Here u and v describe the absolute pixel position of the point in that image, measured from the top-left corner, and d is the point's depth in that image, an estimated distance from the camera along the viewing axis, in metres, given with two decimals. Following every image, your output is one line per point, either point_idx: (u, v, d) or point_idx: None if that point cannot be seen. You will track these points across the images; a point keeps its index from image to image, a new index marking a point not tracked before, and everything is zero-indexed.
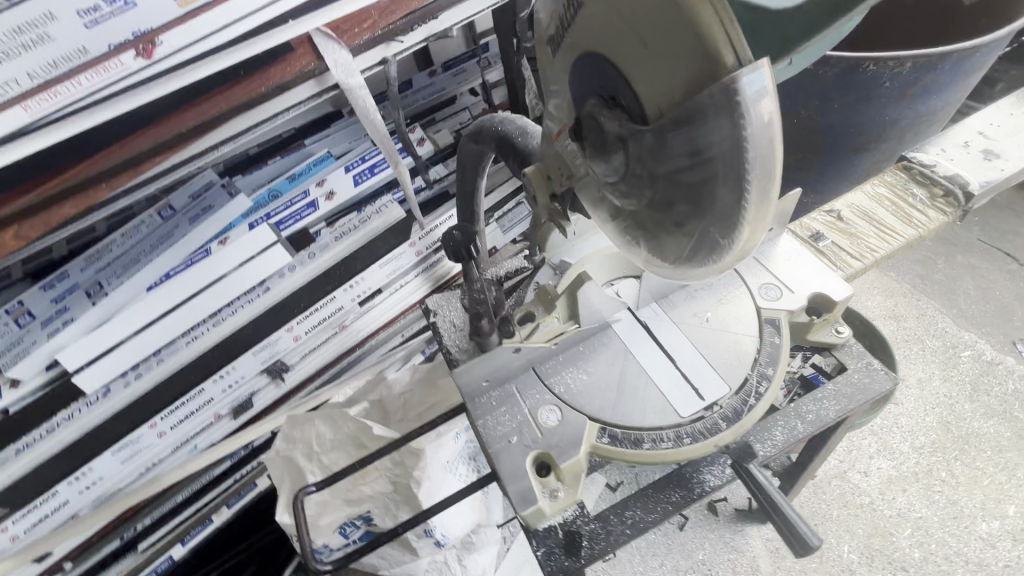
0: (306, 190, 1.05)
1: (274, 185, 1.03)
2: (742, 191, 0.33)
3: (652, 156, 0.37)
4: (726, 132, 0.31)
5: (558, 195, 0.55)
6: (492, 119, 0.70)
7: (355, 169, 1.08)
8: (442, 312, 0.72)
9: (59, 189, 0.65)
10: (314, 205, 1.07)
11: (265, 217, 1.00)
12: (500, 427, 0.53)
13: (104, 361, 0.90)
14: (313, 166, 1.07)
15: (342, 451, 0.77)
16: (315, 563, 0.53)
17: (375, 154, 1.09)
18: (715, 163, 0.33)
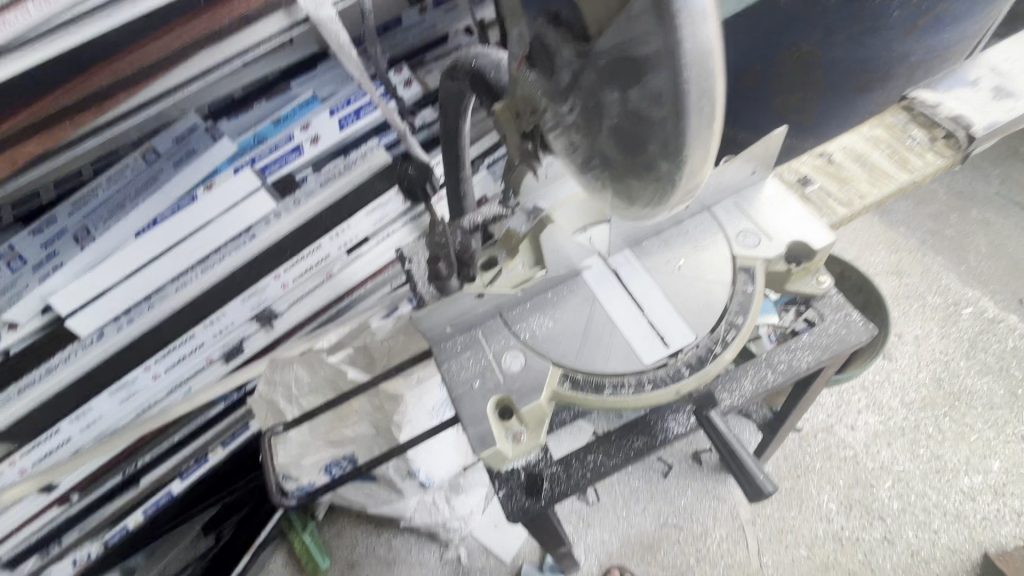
0: (290, 134, 1.01)
1: (259, 130, 0.99)
2: (682, 127, 0.29)
3: (599, 83, 0.33)
4: (662, 64, 0.27)
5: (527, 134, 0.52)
6: (469, 53, 0.65)
7: (340, 112, 1.04)
8: (417, 258, 0.71)
9: (19, 126, 0.63)
10: (299, 150, 1.04)
11: (251, 162, 0.98)
12: (463, 371, 0.53)
13: (95, 305, 0.91)
14: (299, 109, 1.02)
15: (321, 394, 0.78)
16: (280, 497, 0.56)
17: (361, 96, 1.04)
18: (653, 98, 0.29)
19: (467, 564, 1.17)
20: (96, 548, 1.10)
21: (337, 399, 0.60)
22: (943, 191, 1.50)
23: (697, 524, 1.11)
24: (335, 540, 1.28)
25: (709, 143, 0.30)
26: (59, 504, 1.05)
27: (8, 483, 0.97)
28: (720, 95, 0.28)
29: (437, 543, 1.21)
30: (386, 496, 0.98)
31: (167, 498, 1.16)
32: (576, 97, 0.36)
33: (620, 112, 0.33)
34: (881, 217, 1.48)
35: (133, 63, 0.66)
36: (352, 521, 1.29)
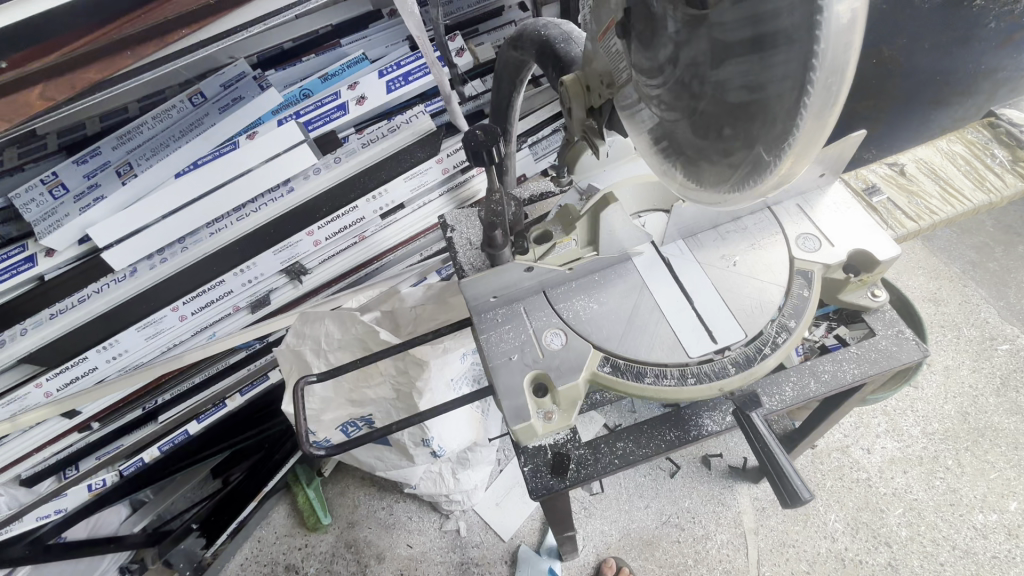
0: (337, 91, 1.01)
1: (306, 84, 1.00)
2: (801, 103, 0.29)
3: (708, 60, 0.33)
4: (799, 36, 0.28)
5: (596, 108, 0.51)
6: (536, 23, 0.64)
7: (389, 75, 1.04)
8: (460, 228, 0.71)
9: (88, 47, 0.62)
10: (344, 108, 1.02)
11: (294, 115, 0.97)
12: (503, 344, 0.52)
13: (132, 240, 0.93)
14: (347, 67, 1.02)
15: (348, 351, 0.78)
16: (309, 446, 0.56)
17: (411, 60, 1.04)
18: (777, 75, 0.30)
19: (464, 538, 1.18)
20: (111, 478, 1.13)
21: (371, 357, 0.60)
22: (992, 224, 1.45)
23: (698, 527, 1.11)
24: (338, 498, 1.30)
25: (819, 134, 0.30)
26: (80, 430, 1.08)
27: (33, 404, 0.99)
28: (847, 83, 0.28)
29: (438, 514, 1.23)
30: (396, 461, 0.99)
31: (183, 437, 1.18)
32: (671, 72, 0.37)
33: (726, 89, 0.33)
34: (924, 243, 1.45)
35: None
36: (356, 482, 1.32)
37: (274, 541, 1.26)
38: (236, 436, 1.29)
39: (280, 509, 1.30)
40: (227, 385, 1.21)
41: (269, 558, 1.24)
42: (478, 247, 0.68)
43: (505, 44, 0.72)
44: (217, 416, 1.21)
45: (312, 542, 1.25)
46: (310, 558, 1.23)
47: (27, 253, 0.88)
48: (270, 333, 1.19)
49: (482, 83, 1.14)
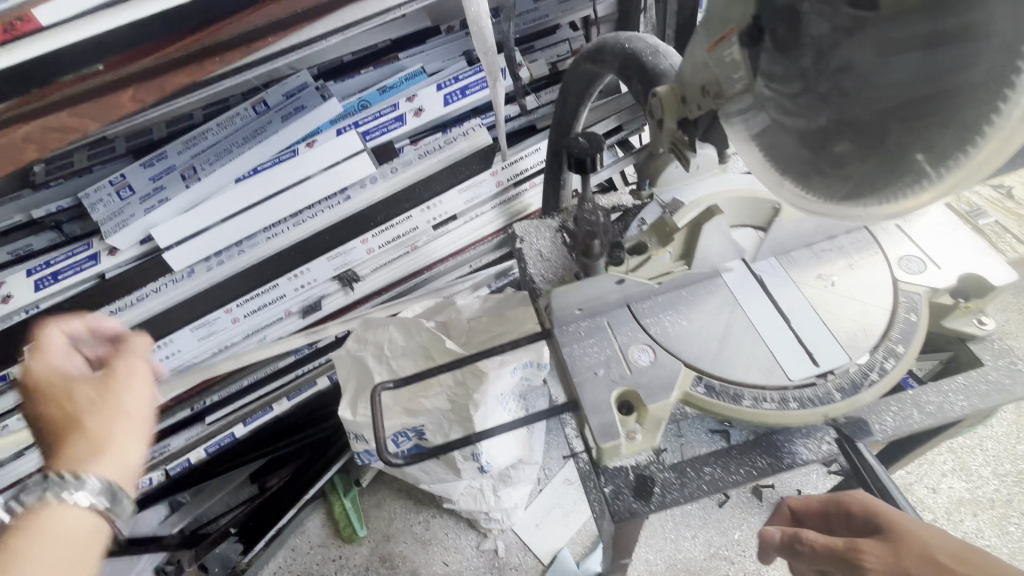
0: (395, 103, 1.06)
1: (365, 96, 1.05)
2: (993, 106, 0.30)
3: (867, 68, 0.33)
4: (1000, 43, 0.29)
5: (691, 122, 0.50)
6: (619, 36, 0.64)
7: (446, 88, 1.08)
8: (529, 239, 0.70)
9: (182, 53, 0.67)
10: (401, 120, 1.07)
11: (353, 125, 1.02)
12: (587, 357, 0.51)
13: (193, 241, 0.97)
14: (404, 81, 1.07)
15: (411, 360, 0.76)
16: (388, 455, 0.52)
17: (468, 75, 1.08)
18: (964, 81, 0.30)
19: (502, 559, 1.15)
20: (156, 477, 1.10)
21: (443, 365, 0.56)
22: None
23: (750, 561, 1.06)
24: (373, 511, 1.27)
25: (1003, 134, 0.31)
26: None
27: None
28: None
29: (476, 532, 1.20)
30: (441, 475, 0.97)
31: (228, 440, 1.13)
32: (810, 80, 0.36)
33: (890, 101, 0.33)
34: None
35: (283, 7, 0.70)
36: (393, 494, 1.29)
37: (307, 551, 1.24)
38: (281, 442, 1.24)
39: (315, 519, 1.27)
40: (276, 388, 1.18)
41: (303, 568, 1.22)
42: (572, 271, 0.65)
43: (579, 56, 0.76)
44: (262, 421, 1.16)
45: (347, 554, 1.23)
46: (344, 571, 1.21)
47: (91, 251, 0.95)
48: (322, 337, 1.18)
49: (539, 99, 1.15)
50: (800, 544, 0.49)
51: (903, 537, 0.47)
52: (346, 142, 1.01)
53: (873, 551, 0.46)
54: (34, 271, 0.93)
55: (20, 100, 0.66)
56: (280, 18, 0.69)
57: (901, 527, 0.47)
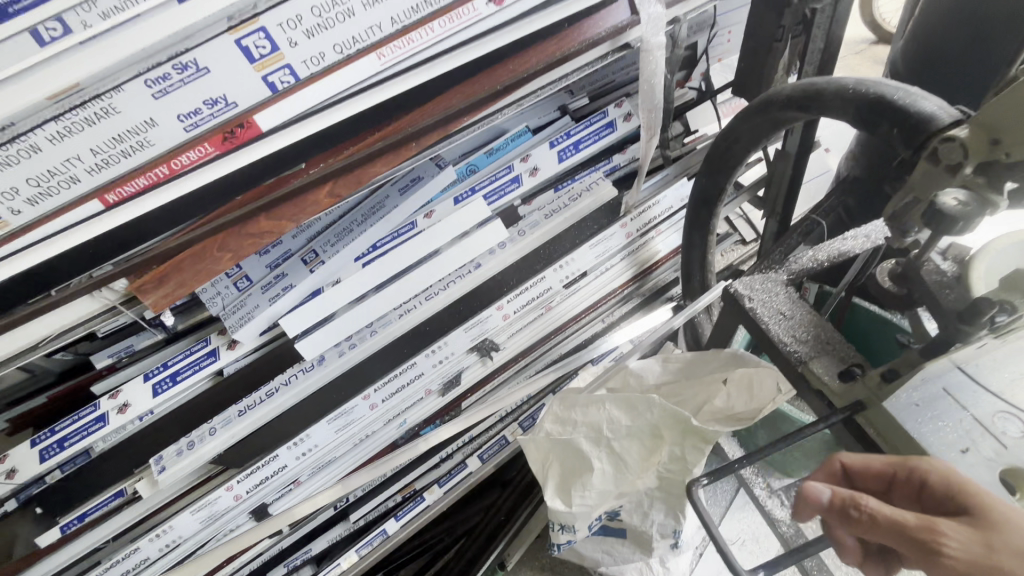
0: (510, 164, 1.01)
1: (473, 160, 1.00)
2: None
3: None
4: None
5: (1008, 164, 0.47)
6: (846, 82, 0.63)
7: (559, 144, 1.03)
8: (759, 297, 0.66)
9: (382, 143, 0.64)
10: (517, 180, 1.03)
11: (469, 191, 0.98)
12: (940, 434, 0.46)
13: (320, 329, 0.91)
14: (512, 141, 1.02)
15: (636, 441, 0.69)
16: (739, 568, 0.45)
17: (580, 128, 1.03)
18: None
19: None
20: None
21: (743, 458, 0.54)
22: None
23: None
24: None
25: None
26: (270, 535, 1.02)
27: (222, 508, 0.95)
28: None
29: None
30: (628, 555, 0.89)
31: (381, 537, 1.09)
32: None
33: None
34: None
35: (482, 88, 0.66)
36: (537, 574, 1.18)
37: None
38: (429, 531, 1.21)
39: None
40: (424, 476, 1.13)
41: None
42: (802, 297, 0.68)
43: (768, 99, 0.73)
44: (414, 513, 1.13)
45: None
46: None
47: (209, 347, 0.88)
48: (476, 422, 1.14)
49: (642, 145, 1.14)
50: (856, 511, 0.43)
51: (991, 523, 0.39)
52: (475, 211, 0.97)
53: (953, 532, 0.39)
54: (151, 374, 0.85)
55: (211, 213, 0.62)
56: (481, 98, 0.65)
57: (989, 511, 0.40)
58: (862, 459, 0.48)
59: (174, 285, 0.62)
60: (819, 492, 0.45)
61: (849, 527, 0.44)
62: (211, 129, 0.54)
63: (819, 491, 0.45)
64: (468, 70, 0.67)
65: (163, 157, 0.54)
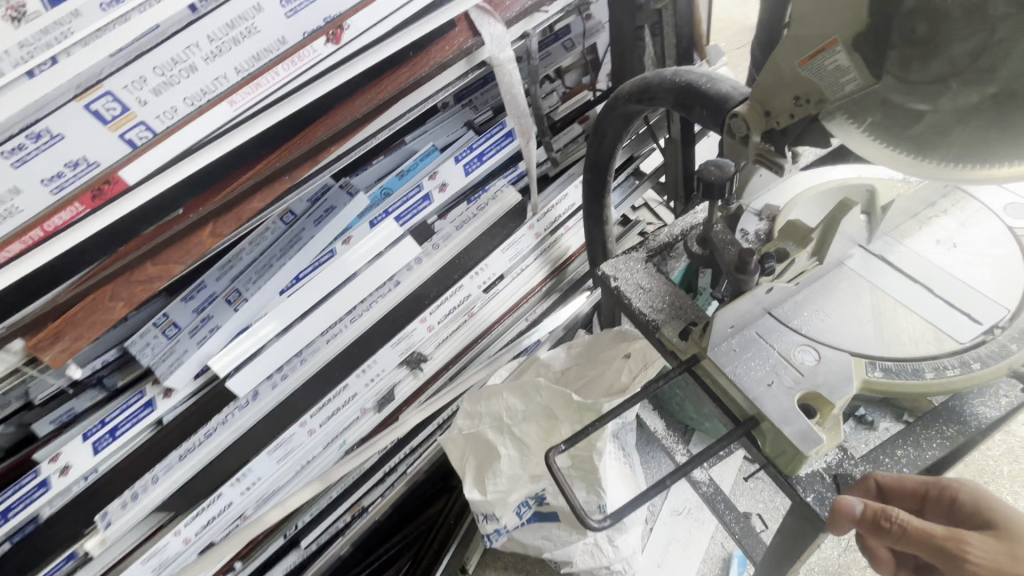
0: (419, 183, 1.05)
1: (386, 184, 1.04)
2: None
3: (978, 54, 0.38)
4: None
5: (781, 131, 0.54)
6: (663, 74, 0.70)
7: (464, 159, 1.09)
8: (624, 275, 0.72)
9: (254, 181, 0.68)
10: (428, 198, 1.08)
11: (384, 214, 1.01)
12: (753, 373, 0.51)
13: (251, 363, 0.93)
14: (419, 161, 1.07)
15: (535, 424, 0.73)
16: (592, 521, 0.51)
17: (482, 141, 1.10)
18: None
19: None
20: None
21: (608, 415, 0.55)
22: None
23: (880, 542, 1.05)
24: None
25: None
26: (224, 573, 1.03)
27: (172, 554, 0.95)
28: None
29: None
30: (565, 538, 0.93)
31: (332, 555, 1.13)
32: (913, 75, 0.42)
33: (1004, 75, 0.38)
34: None
35: (343, 118, 0.72)
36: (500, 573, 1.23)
37: None
38: (383, 545, 1.24)
39: None
40: (366, 491, 1.17)
41: None
42: (672, 271, 0.74)
43: (619, 93, 0.79)
44: (359, 526, 1.17)
45: None
46: None
47: (145, 398, 0.88)
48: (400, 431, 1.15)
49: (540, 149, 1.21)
50: (888, 521, 0.52)
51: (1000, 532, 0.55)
52: (388, 231, 1.02)
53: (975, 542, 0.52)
54: (89, 433, 0.84)
55: (98, 266, 0.66)
56: (343, 127, 0.71)
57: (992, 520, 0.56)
58: (895, 478, 0.56)
59: (71, 339, 0.65)
60: (854, 504, 0.52)
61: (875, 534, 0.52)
62: (78, 189, 0.58)
63: (853, 504, 0.52)
64: (327, 103, 0.72)
65: (34, 221, 0.58)
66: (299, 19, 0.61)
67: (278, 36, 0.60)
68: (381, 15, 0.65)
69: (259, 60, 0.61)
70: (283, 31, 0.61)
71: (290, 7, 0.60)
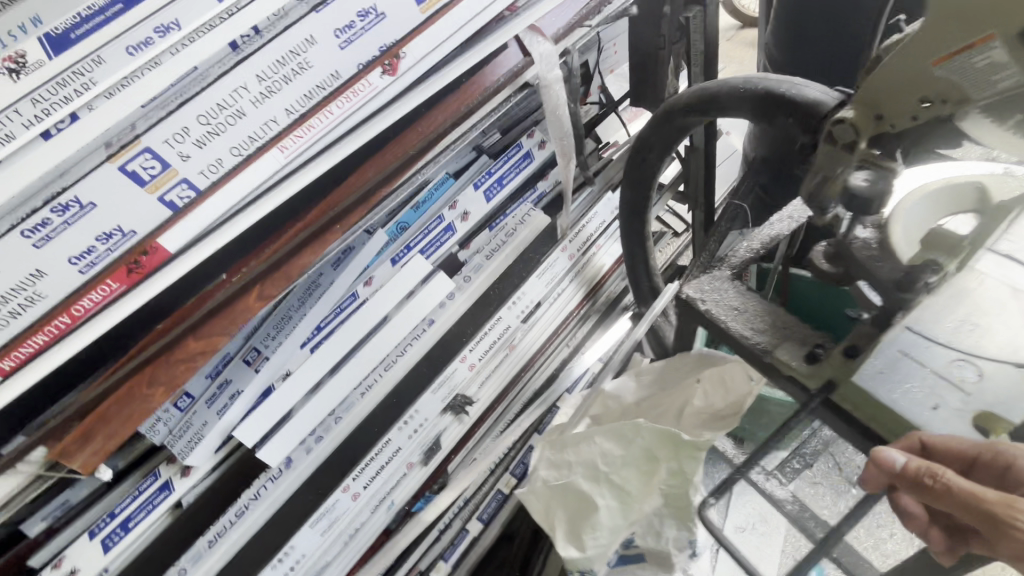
0: (440, 214, 0.98)
1: (401, 217, 0.95)
2: None
3: None
4: None
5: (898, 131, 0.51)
6: (728, 82, 0.67)
7: (483, 185, 1.02)
8: (711, 297, 0.67)
9: (305, 235, 0.61)
10: (450, 229, 1.00)
11: (407, 249, 0.94)
12: (914, 399, 0.52)
13: (280, 433, 0.84)
14: (436, 191, 0.98)
15: (634, 468, 0.68)
16: None
17: (500, 165, 1.03)
18: None
19: None
20: None
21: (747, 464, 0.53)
22: None
23: None
24: None
25: None
26: None
27: None
28: None
29: None
30: None
31: None
32: None
33: None
34: None
35: (392, 158, 0.66)
36: None
37: None
38: None
39: None
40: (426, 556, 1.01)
41: None
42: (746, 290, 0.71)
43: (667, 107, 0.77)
44: None
45: None
46: None
47: (161, 481, 0.79)
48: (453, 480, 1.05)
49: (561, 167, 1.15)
50: (931, 480, 0.47)
51: None
52: (417, 267, 0.94)
53: None
54: (97, 530, 0.74)
55: (133, 347, 0.56)
56: (396, 167, 0.65)
57: None
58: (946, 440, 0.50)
59: (102, 441, 0.56)
60: (894, 458, 0.48)
61: (919, 493, 0.48)
62: (110, 265, 0.49)
63: (892, 455, 0.48)
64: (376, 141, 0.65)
65: (60, 307, 0.48)
66: (354, 50, 0.54)
67: (331, 70, 0.53)
68: (438, 40, 0.59)
69: (312, 99, 0.53)
70: (336, 65, 0.54)
71: (344, 37, 0.53)
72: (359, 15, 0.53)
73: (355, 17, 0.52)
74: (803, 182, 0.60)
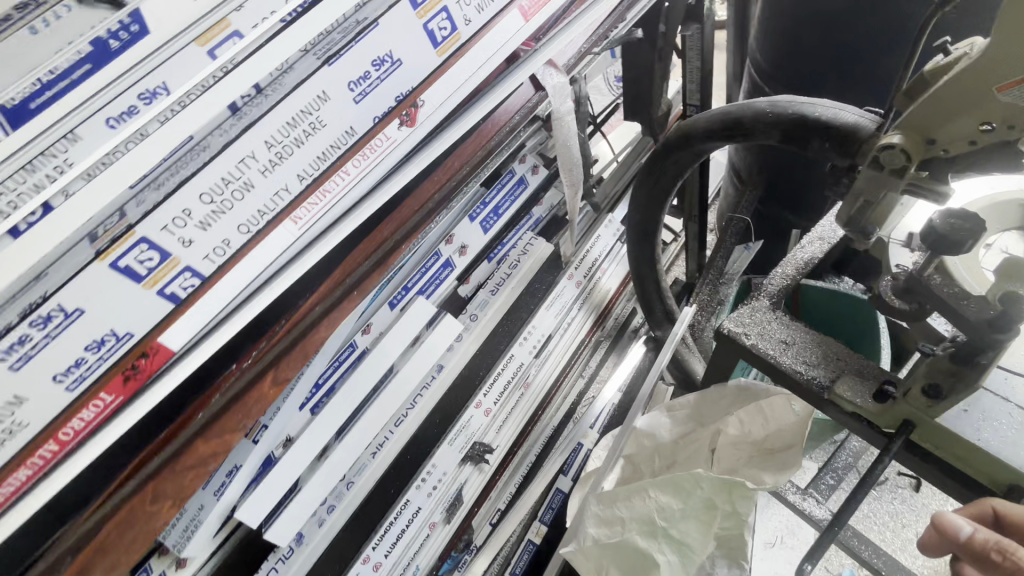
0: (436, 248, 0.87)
1: None
2: None
3: None
4: None
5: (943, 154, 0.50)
6: (749, 106, 0.66)
7: (479, 215, 0.94)
8: (756, 331, 0.64)
9: (324, 305, 0.56)
10: (449, 264, 0.90)
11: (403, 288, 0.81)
12: (1005, 436, 0.51)
13: (289, 508, 0.71)
14: None
15: (693, 519, 0.64)
16: None
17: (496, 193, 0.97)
18: None
19: None
20: None
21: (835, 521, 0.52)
22: None
23: None
24: None
25: None
26: None
27: None
28: None
29: None
30: None
31: None
32: None
33: None
34: None
35: (411, 212, 0.63)
36: None
37: None
38: None
39: None
40: None
41: None
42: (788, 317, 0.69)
43: (682, 134, 0.75)
44: None
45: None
46: None
47: None
48: (476, 534, 0.98)
49: (556, 190, 1.10)
50: (999, 555, 0.46)
51: None
52: (420, 309, 0.81)
53: None
54: None
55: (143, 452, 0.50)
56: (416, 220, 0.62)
57: None
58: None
59: (105, 568, 0.48)
60: (960, 527, 0.48)
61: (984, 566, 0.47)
62: (104, 373, 0.42)
63: (959, 525, 0.48)
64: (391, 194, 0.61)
65: (46, 431, 0.40)
66: (370, 101, 0.48)
67: (347, 126, 0.48)
68: (457, 84, 0.54)
69: (326, 160, 0.47)
70: (352, 120, 0.48)
71: (359, 88, 0.47)
72: (374, 63, 0.47)
73: (370, 67, 0.47)
74: (839, 210, 0.58)
